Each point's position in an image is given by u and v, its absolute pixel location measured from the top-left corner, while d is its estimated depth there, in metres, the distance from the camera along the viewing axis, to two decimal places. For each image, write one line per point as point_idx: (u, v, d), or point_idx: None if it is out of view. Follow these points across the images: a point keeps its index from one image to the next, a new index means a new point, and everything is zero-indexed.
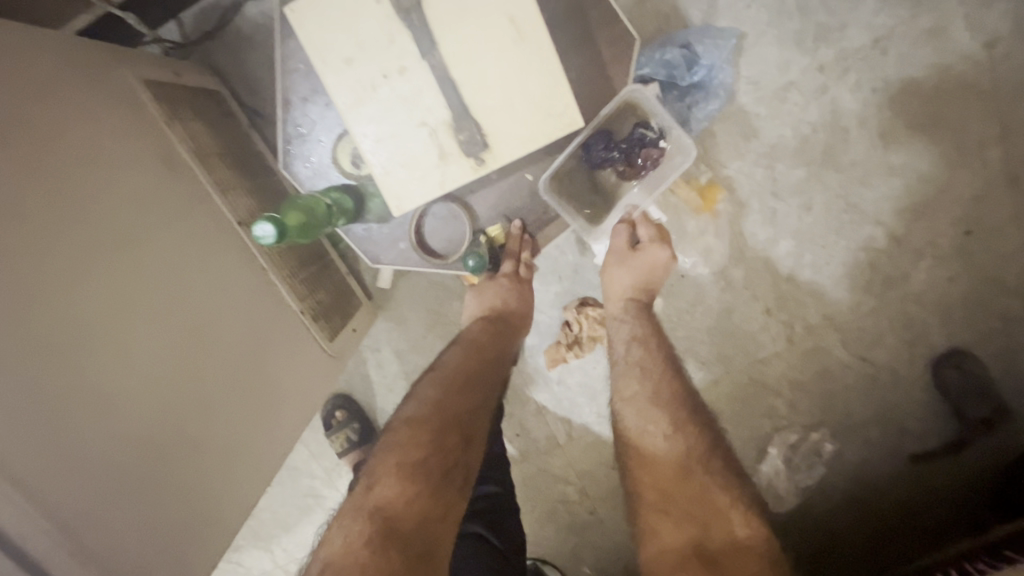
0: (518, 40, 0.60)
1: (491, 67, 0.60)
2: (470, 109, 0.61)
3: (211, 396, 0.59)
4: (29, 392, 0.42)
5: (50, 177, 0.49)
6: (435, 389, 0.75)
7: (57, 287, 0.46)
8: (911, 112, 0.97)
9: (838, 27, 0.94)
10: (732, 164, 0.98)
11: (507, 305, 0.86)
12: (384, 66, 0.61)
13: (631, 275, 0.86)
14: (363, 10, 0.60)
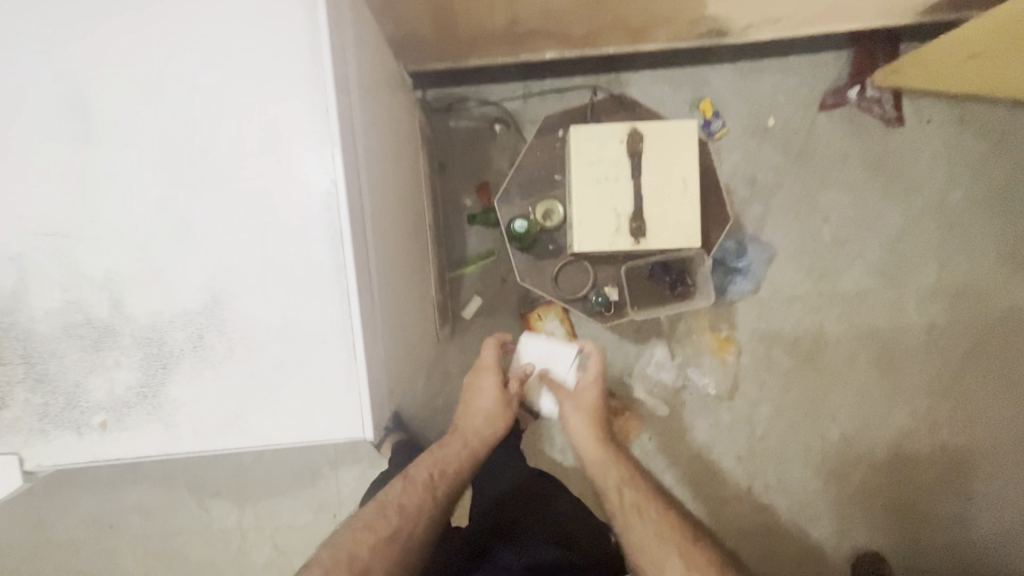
0: (690, 190, 0.80)
1: (667, 211, 0.80)
2: (644, 217, 0.79)
3: (410, 323, 0.79)
4: (389, 284, 0.66)
5: (399, 173, 0.79)
6: (419, 479, 0.86)
7: (396, 227, 0.73)
8: (871, 349, 1.34)
9: (837, 274, 1.33)
10: (744, 335, 1.32)
11: (485, 404, 0.97)
12: (601, 179, 0.80)
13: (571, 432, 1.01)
14: (602, 131, 0.81)
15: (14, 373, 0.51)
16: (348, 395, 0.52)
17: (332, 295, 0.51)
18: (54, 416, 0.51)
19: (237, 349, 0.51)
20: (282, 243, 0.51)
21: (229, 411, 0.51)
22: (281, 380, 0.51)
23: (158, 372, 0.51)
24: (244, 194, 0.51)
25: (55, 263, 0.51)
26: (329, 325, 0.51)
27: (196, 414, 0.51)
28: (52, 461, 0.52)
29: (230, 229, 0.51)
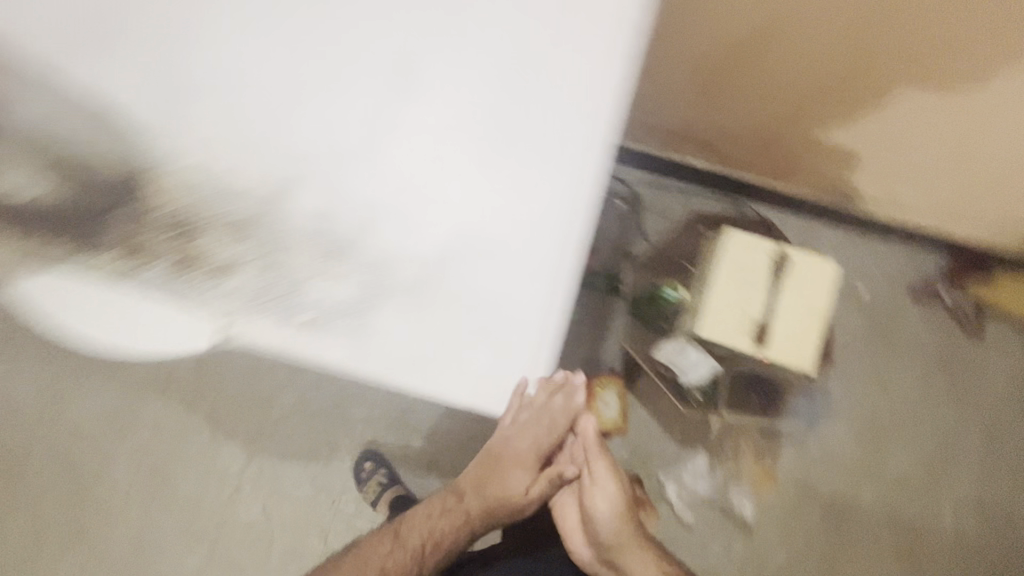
0: (817, 319, 0.86)
1: (791, 330, 0.86)
2: (770, 327, 0.86)
3: None
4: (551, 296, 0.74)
5: None
6: (406, 543, 0.94)
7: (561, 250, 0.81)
8: (898, 535, 1.34)
9: (884, 449, 1.36)
10: (782, 474, 1.33)
11: (500, 472, 0.98)
12: (741, 281, 0.87)
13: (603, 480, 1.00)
14: (752, 241, 0.89)
15: (256, 250, 0.58)
16: None
17: (545, 283, 0.58)
18: (271, 300, 0.57)
19: (449, 299, 0.57)
20: (521, 226, 0.58)
21: (419, 349, 0.57)
22: (473, 339, 0.57)
23: (374, 294, 0.57)
24: (507, 173, 0.57)
25: (327, 172, 0.57)
26: (529, 315, 0.57)
27: (391, 341, 0.57)
28: (250, 335, 0.57)
29: (484, 198, 0.57)
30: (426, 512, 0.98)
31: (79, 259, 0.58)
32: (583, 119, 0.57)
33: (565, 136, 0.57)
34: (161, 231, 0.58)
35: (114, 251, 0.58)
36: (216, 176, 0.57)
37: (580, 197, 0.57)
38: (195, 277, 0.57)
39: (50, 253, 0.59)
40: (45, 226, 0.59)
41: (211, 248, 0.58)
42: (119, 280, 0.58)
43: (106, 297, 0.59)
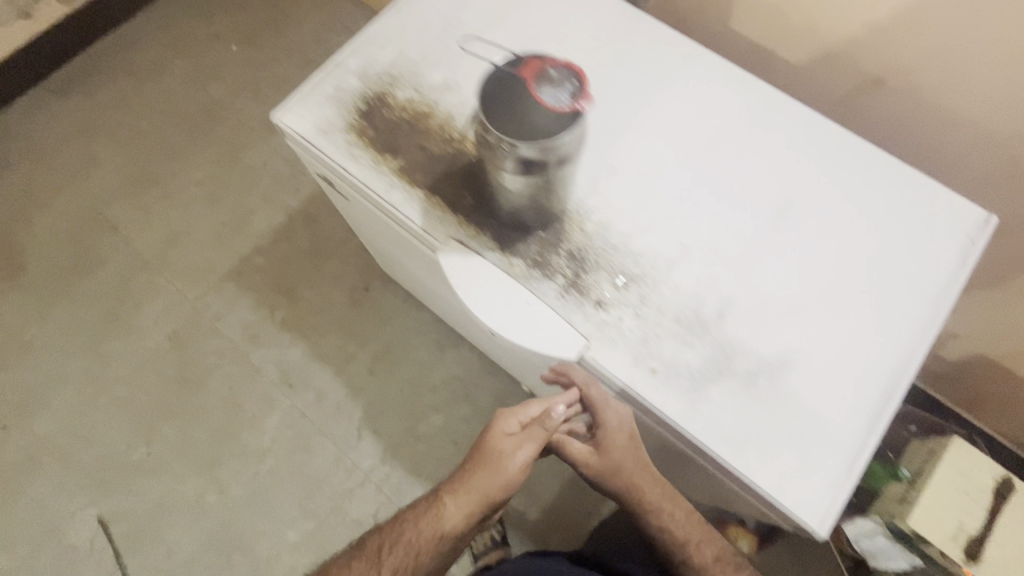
0: None
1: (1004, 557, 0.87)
2: (983, 547, 0.87)
3: None
4: None
5: None
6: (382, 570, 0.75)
7: None
8: None
9: None
10: None
11: (478, 493, 0.75)
12: (961, 490, 0.90)
13: (620, 456, 0.76)
14: (977, 457, 0.92)
15: (627, 298, 0.70)
16: (826, 489, 0.63)
17: (859, 421, 0.65)
18: (630, 340, 0.68)
19: (774, 401, 0.66)
20: (848, 366, 0.67)
21: (737, 431, 0.65)
22: (786, 442, 0.64)
23: (713, 371, 0.67)
24: (845, 324, 0.69)
25: (702, 267, 0.71)
26: (844, 440, 0.64)
27: (715, 414, 0.65)
28: (602, 363, 0.67)
29: (822, 334, 0.69)
30: (397, 532, 0.78)
31: (489, 251, 0.72)
32: (916, 306, 0.70)
33: (898, 313, 0.70)
34: (560, 258, 0.72)
35: (517, 257, 0.72)
36: (621, 238, 0.73)
37: (906, 363, 0.67)
38: (574, 300, 0.70)
39: (475, 243, 0.73)
40: (480, 220, 0.74)
41: (592, 284, 0.71)
42: (510, 277, 0.71)
43: (490, 282, 0.71)
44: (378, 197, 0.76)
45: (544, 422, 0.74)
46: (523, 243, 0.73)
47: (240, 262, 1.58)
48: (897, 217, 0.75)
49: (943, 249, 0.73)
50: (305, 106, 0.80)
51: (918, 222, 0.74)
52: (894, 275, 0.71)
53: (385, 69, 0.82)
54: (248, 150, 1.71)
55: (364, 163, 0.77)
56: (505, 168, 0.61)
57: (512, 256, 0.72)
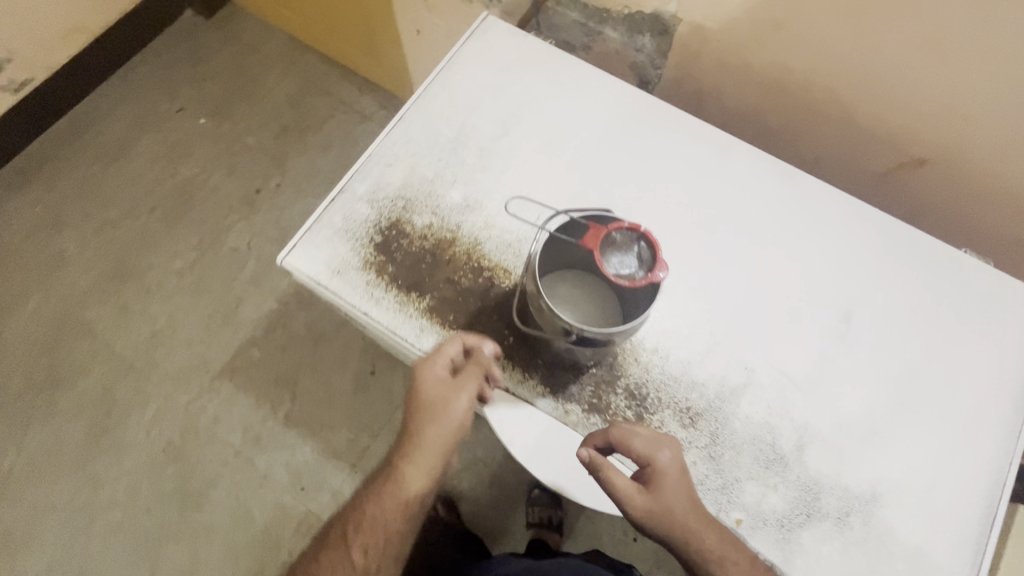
0: None
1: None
2: None
3: None
4: None
5: None
6: (355, 551, 0.65)
7: None
8: None
9: None
10: None
11: (433, 447, 0.64)
12: None
13: (672, 497, 0.57)
14: None
15: (696, 438, 0.64)
16: None
17: (963, 553, 0.61)
18: (707, 488, 0.62)
19: (870, 542, 0.61)
20: (941, 490, 0.63)
21: None
22: None
23: (801, 515, 0.61)
24: (928, 440, 0.64)
25: (770, 392, 0.66)
26: None
27: (811, 567, 0.60)
28: None
29: (907, 455, 0.64)
30: (359, 514, 0.67)
31: (539, 398, 0.66)
32: (997, 411, 0.66)
33: (981, 421, 0.65)
34: (617, 398, 0.66)
35: (570, 402, 0.66)
36: (680, 367, 0.67)
37: (1000, 481, 0.63)
38: None
39: (523, 390, 0.66)
40: (525, 362, 0.67)
41: (656, 425, 0.65)
42: (565, 427, 0.65)
43: (545, 435, 0.65)
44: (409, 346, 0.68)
45: (483, 367, 0.63)
46: (574, 384, 0.66)
47: (233, 356, 1.47)
48: (965, 307, 0.70)
49: (1018, 342, 0.68)
50: (313, 245, 0.72)
51: (987, 313, 0.69)
52: (971, 378, 0.67)
53: (396, 192, 0.75)
54: (230, 232, 1.60)
55: (387, 306, 0.70)
56: (562, 338, 0.61)
57: (563, 402, 0.66)
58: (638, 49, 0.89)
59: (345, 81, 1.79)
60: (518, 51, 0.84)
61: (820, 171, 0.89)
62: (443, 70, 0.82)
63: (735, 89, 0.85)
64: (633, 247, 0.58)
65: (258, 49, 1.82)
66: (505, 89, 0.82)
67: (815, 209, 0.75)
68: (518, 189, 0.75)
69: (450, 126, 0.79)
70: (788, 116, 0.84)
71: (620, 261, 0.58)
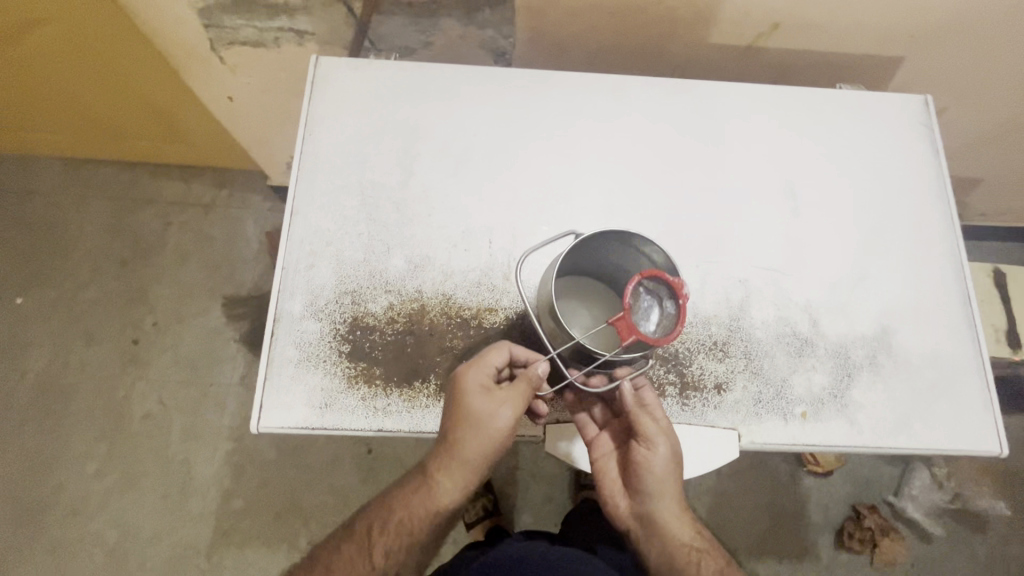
0: None
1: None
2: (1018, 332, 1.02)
3: None
4: None
5: None
6: (376, 552, 0.64)
7: None
8: None
9: None
10: (997, 471, 1.38)
11: (472, 458, 0.60)
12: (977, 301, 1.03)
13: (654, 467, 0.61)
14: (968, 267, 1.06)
15: (735, 364, 0.67)
16: (984, 412, 0.67)
17: (965, 335, 0.70)
18: (767, 401, 0.66)
19: (900, 368, 0.68)
20: (927, 295, 0.71)
21: (896, 415, 0.66)
22: (932, 395, 0.67)
23: (845, 379, 0.67)
24: (899, 260, 0.72)
25: (769, 290, 0.70)
26: (966, 360, 0.69)
27: (871, 416, 0.66)
28: (762, 441, 0.64)
29: (892, 281, 0.71)
30: (384, 516, 0.65)
31: None
32: (932, 208, 0.75)
33: (926, 223, 0.74)
34: (654, 368, 0.66)
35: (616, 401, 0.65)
36: (690, 310, 0.68)
37: (962, 263, 0.72)
38: (694, 402, 0.65)
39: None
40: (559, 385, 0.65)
41: (699, 372, 0.66)
42: None
43: None
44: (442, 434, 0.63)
45: (531, 382, 0.60)
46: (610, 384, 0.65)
47: (216, 520, 1.30)
48: (868, 137, 0.77)
49: (918, 144, 0.77)
50: (283, 392, 0.62)
51: (886, 133, 0.78)
52: (902, 192, 0.75)
53: (337, 290, 0.66)
54: (130, 400, 1.37)
55: (398, 409, 0.63)
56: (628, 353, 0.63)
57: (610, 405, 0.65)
58: (482, 26, 0.84)
59: (162, 180, 1.54)
60: (371, 80, 0.75)
61: (689, 70, 0.92)
62: (306, 138, 0.72)
63: (589, 27, 0.84)
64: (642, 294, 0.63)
65: (39, 193, 1.51)
66: (383, 129, 0.74)
67: (719, 108, 0.77)
68: (456, 224, 0.70)
69: (351, 195, 0.70)
70: (647, 34, 0.85)
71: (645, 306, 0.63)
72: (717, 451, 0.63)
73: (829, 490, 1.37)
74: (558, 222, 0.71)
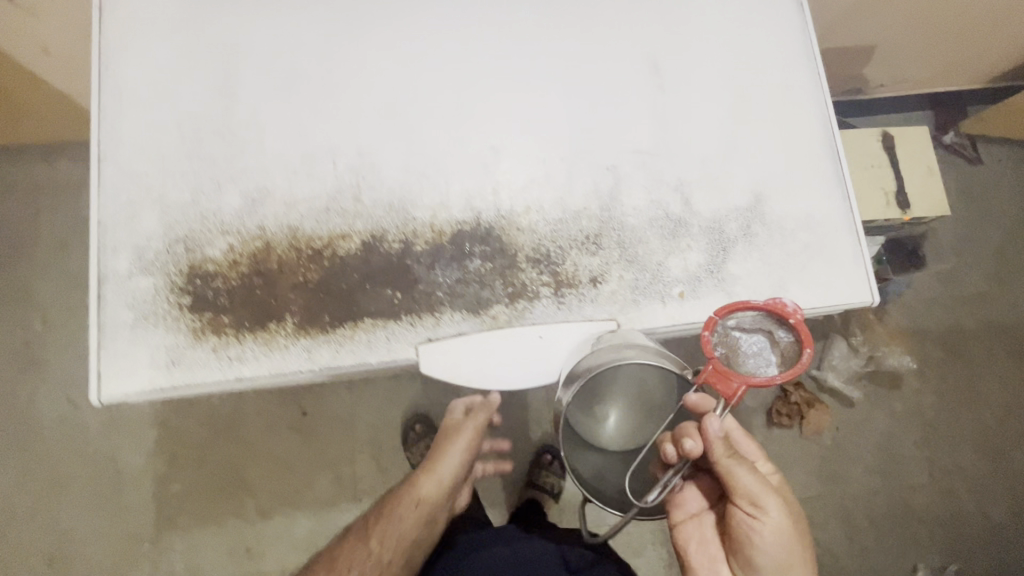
0: (935, 173, 1.05)
1: (919, 189, 1.04)
2: (907, 192, 1.04)
3: None
4: None
5: None
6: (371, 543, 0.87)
7: None
8: (1005, 343, 1.50)
9: (963, 278, 1.52)
10: (905, 332, 1.47)
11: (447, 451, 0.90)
12: (868, 167, 1.04)
13: (762, 537, 0.67)
14: (859, 135, 1.05)
15: (609, 255, 0.64)
16: (855, 266, 0.68)
17: (836, 193, 0.69)
18: (645, 287, 0.64)
19: (774, 235, 0.67)
20: (798, 160, 0.69)
21: (772, 283, 0.66)
22: (805, 258, 0.67)
23: (720, 252, 0.66)
24: (770, 126, 0.70)
25: (639, 175, 0.67)
26: (836, 218, 0.68)
27: (746, 287, 0.66)
28: (640, 327, 0.63)
29: (763, 149, 0.69)
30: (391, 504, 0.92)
31: (453, 330, 0.61)
32: (799, 69, 0.72)
33: (794, 85, 0.71)
34: (524, 279, 0.63)
35: (489, 309, 0.62)
36: (559, 206, 0.65)
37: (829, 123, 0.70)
38: (568, 301, 0.63)
39: (445, 329, 0.61)
40: (426, 303, 0.61)
41: (572, 268, 0.64)
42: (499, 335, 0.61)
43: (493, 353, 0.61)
44: (308, 372, 0.59)
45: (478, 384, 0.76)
46: (476, 295, 0.62)
47: (157, 508, 1.26)
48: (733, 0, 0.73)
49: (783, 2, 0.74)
50: (122, 357, 0.57)
51: None
52: (770, 57, 0.72)
53: (165, 239, 0.60)
54: (36, 404, 1.28)
55: (253, 355, 0.58)
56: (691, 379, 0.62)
57: (482, 315, 0.61)
58: None
59: (19, 161, 1.37)
60: None
61: None
62: (104, 73, 0.63)
63: None
64: (756, 338, 0.60)
65: None
66: (193, 50, 0.64)
67: None
68: (293, 148, 0.63)
69: (168, 132, 0.62)
70: None
71: (755, 346, 0.60)
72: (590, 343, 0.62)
73: None
74: (407, 130, 0.65)
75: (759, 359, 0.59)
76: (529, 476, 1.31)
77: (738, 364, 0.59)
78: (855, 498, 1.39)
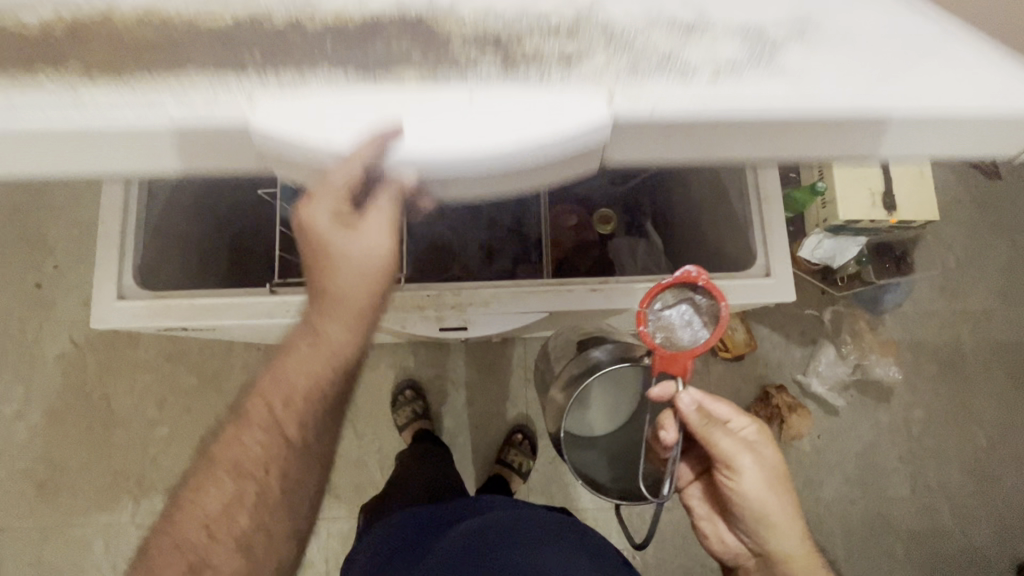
0: (927, 178, 1.03)
1: (908, 192, 1.02)
2: (894, 196, 1.01)
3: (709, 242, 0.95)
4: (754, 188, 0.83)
5: None
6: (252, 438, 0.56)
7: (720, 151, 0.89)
8: (1005, 363, 1.44)
9: (966, 293, 1.47)
10: (898, 344, 1.43)
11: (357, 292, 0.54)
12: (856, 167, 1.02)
13: (745, 488, 0.71)
14: None
15: (590, 37, 0.43)
16: (988, 65, 0.43)
17: None
18: (648, 67, 0.42)
19: (852, 22, 0.43)
20: None
21: (849, 91, 0.42)
22: (909, 50, 0.43)
23: (764, 41, 0.43)
24: None
25: None
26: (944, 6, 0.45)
27: (816, 78, 0.42)
28: (651, 107, 0.41)
29: None
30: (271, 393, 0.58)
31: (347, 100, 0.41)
32: None
33: None
34: (462, 43, 0.43)
35: (404, 71, 0.41)
36: None
37: None
38: (527, 75, 0.42)
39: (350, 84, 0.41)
40: (320, 65, 0.42)
41: (533, 43, 0.42)
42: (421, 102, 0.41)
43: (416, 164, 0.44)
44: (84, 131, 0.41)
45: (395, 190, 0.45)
46: (389, 62, 0.42)
47: (144, 448, 1.33)
48: None
49: None
50: None
51: None
52: None
53: None
54: (41, 342, 1.36)
55: (88, 104, 0.41)
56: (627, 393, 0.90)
57: (397, 77, 0.41)
58: None
59: None
60: None
61: None
62: None
63: None
64: (683, 309, 0.64)
65: None
66: None
67: None
68: None
69: None
70: None
71: (681, 317, 0.64)
72: (576, 109, 0.40)
73: (741, 374, 1.41)
74: None
75: (693, 327, 0.63)
76: (500, 452, 1.33)
77: (679, 339, 0.63)
78: (829, 507, 1.37)
